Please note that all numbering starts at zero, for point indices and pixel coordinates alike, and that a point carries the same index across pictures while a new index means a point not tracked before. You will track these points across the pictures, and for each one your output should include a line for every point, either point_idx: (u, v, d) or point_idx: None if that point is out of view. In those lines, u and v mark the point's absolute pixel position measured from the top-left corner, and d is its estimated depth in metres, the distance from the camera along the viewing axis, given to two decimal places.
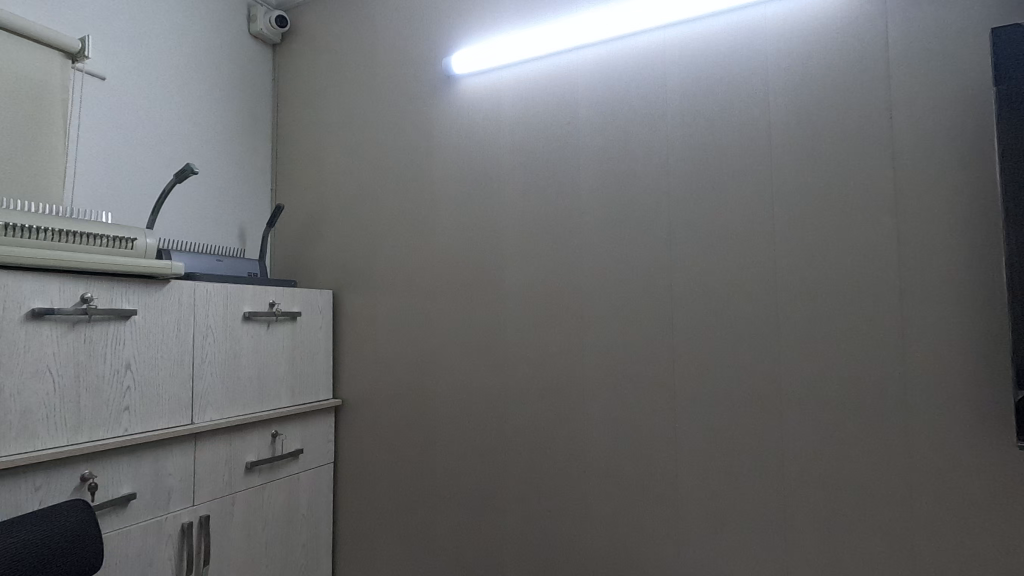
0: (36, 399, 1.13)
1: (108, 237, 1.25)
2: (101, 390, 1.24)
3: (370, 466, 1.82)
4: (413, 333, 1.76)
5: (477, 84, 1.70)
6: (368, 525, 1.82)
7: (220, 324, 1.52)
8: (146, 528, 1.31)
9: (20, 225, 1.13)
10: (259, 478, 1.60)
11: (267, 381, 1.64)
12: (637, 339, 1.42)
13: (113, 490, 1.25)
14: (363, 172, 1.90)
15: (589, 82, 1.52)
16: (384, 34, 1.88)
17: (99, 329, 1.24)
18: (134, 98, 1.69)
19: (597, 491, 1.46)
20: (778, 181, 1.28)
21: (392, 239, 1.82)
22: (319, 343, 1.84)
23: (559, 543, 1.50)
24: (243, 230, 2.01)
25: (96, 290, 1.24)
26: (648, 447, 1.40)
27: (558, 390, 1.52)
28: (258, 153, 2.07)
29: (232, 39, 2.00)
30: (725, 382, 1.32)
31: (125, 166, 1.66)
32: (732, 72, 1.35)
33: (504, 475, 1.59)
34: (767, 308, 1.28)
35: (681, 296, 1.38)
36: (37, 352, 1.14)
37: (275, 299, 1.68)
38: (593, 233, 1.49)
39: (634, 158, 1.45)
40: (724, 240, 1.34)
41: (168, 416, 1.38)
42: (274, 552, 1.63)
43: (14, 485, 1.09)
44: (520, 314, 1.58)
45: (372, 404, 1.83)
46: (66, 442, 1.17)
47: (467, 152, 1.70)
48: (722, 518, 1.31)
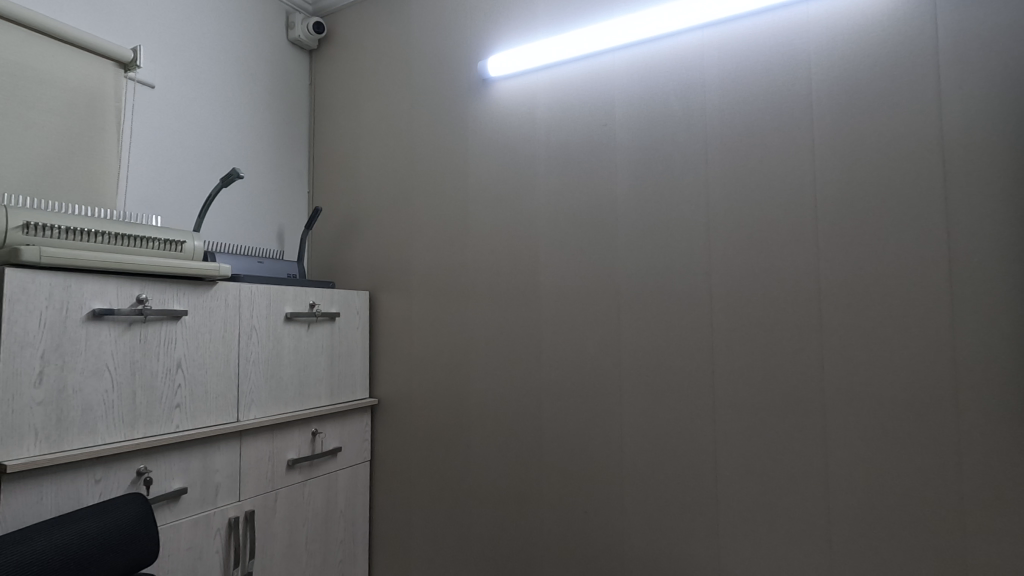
0: (96, 397, 1.18)
1: (159, 240, 1.31)
2: (154, 388, 1.28)
3: (406, 464, 1.85)
4: (449, 333, 1.78)
5: (513, 87, 1.71)
6: (404, 521, 1.84)
7: (264, 325, 1.56)
8: (195, 522, 1.35)
9: (81, 229, 1.18)
10: (300, 475, 1.63)
11: (308, 380, 1.68)
12: (676, 340, 1.42)
13: (166, 485, 1.30)
14: (399, 173, 1.93)
15: (626, 84, 1.52)
16: (420, 37, 1.91)
17: (153, 329, 1.29)
18: (180, 105, 1.74)
19: (634, 493, 1.45)
20: (822, 181, 1.27)
21: (428, 239, 1.85)
22: (356, 343, 1.88)
23: (595, 544, 1.50)
24: (282, 232, 2.05)
25: (151, 291, 1.28)
26: (688, 449, 1.39)
27: (596, 392, 1.52)
28: (296, 158, 2.12)
29: (271, 46, 2.05)
30: (768, 383, 1.31)
31: (174, 171, 1.71)
32: (772, 72, 1.33)
33: (541, 474, 1.59)
34: (810, 308, 1.27)
35: (721, 297, 1.37)
36: (96, 352, 1.18)
37: (315, 300, 1.72)
38: (629, 233, 1.49)
39: (671, 158, 1.44)
40: (766, 241, 1.32)
41: (215, 414, 1.42)
42: (313, 548, 1.66)
43: (76, 478, 1.14)
44: (555, 315, 1.59)
45: (408, 403, 1.86)
46: (122, 438, 1.22)
47: (502, 154, 1.71)
48: (763, 521, 1.29)
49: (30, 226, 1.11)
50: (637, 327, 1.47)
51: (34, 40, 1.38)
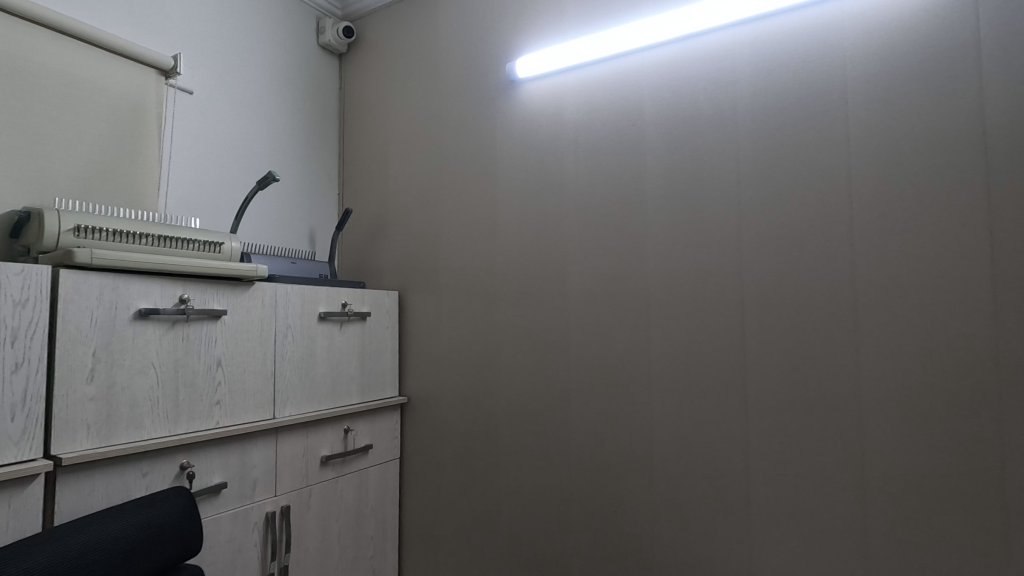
0: (142, 393, 1.22)
1: (199, 242, 1.35)
2: (196, 385, 1.32)
3: (435, 462, 1.88)
4: (478, 332, 1.80)
5: (541, 88, 1.72)
6: (433, 519, 1.87)
7: (299, 324, 1.59)
8: (235, 516, 1.39)
9: (126, 231, 1.23)
10: (333, 471, 1.67)
11: (340, 378, 1.72)
12: (707, 340, 1.41)
13: (206, 479, 1.34)
14: (427, 174, 1.95)
15: (655, 83, 1.52)
16: (448, 40, 1.93)
17: (194, 328, 1.32)
18: (217, 109, 1.78)
19: (664, 493, 1.45)
20: (858, 180, 1.25)
21: (456, 239, 1.87)
22: (386, 342, 1.90)
23: (625, 544, 1.50)
24: (313, 234, 2.10)
25: (192, 292, 1.32)
26: (720, 449, 1.38)
27: (625, 392, 1.52)
28: (326, 161, 2.16)
29: (303, 51, 2.09)
30: (802, 383, 1.29)
31: (211, 175, 1.76)
32: (806, 70, 1.32)
33: (570, 474, 1.60)
34: (846, 306, 1.25)
35: (753, 297, 1.36)
36: (142, 350, 1.22)
37: (347, 300, 1.76)
38: (659, 233, 1.49)
39: (702, 157, 1.44)
40: (799, 240, 1.31)
41: (253, 410, 1.45)
42: (345, 543, 1.69)
43: (124, 472, 1.18)
44: (584, 314, 1.60)
45: (437, 402, 1.88)
46: (167, 433, 1.26)
47: (530, 155, 1.72)
48: (797, 523, 1.28)
49: (80, 229, 1.16)
50: (667, 327, 1.47)
51: (82, 50, 1.44)
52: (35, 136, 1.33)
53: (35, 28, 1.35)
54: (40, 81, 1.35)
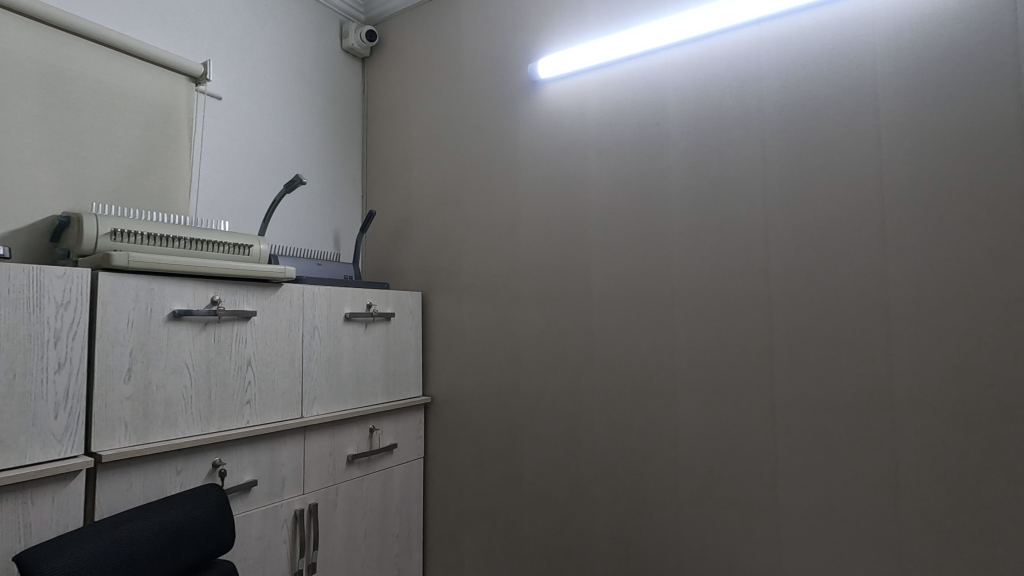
0: (176, 392, 1.25)
1: (229, 245, 1.38)
2: (227, 384, 1.35)
3: (459, 461, 1.89)
4: (501, 332, 1.81)
5: (563, 88, 1.72)
6: (457, 518, 1.88)
7: (325, 324, 1.62)
8: (265, 513, 1.42)
9: (160, 235, 1.26)
10: (358, 470, 1.69)
11: (365, 378, 1.74)
12: (734, 339, 1.40)
13: (237, 477, 1.37)
14: (450, 175, 1.96)
15: (679, 82, 1.51)
16: (470, 41, 1.94)
17: (226, 329, 1.35)
18: (244, 114, 1.82)
19: (690, 494, 1.44)
20: (889, 176, 1.23)
21: (478, 240, 1.88)
22: (409, 342, 1.92)
23: (651, 545, 1.49)
24: (337, 235, 2.12)
25: (223, 293, 1.35)
26: (748, 450, 1.36)
27: (650, 392, 1.52)
28: (350, 163, 2.19)
29: (327, 55, 2.13)
30: (831, 384, 1.27)
31: (240, 178, 1.79)
32: (835, 65, 1.30)
33: (594, 474, 1.60)
34: (877, 305, 1.23)
35: (780, 296, 1.34)
36: (176, 350, 1.25)
37: (371, 300, 1.78)
38: (683, 232, 1.48)
39: (727, 155, 1.42)
40: (828, 239, 1.29)
41: (282, 410, 1.48)
42: (371, 541, 1.71)
43: (159, 469, 1.21)
44: (607, 314, 1.60)
45: (460, 402, 1.89)
46: (200, 432, 1.29)
47: (552, 155, 1.73)
48: (827, 526, 1.26)
49: (117, 233, 1.20)
50: (692, 327, 1.46)
51: (116, 58, 1.48)
52: (73, 143, 1.38)
53: (72, 39, 1.39)
54: (77, 90, 1.39)
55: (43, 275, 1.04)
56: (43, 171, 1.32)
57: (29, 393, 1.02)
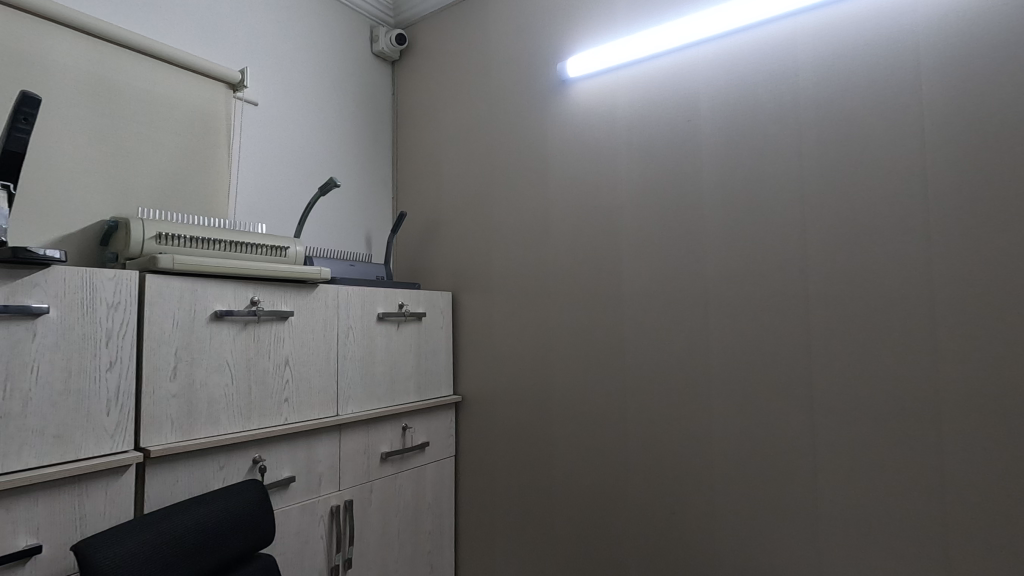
0: (218, 390, 1.29)
1: (266, 247, 1.41)
2: (266, 383, 1.39)
3: (490, 460, 1.90)
4: (531, 331, 1.81)
5: (591, 86, 1.72)
6: (489, 516, 1.89)
7: (359, 324, 1.65)
8: (303, 508, 1.45)
9: (201, 238, 1.30)
10: (392, 468, 1.71)
11: (397, 377, 1.76)
12: (770, 338, 1.37)
13: (276, 473, 1.40)
14: (479, 175, 1.98)
15: (710, 77, 1.49)
16: (498, 42, 1.95)
17: (264, 329, 1.38)
18: (279, 119, 1.86)
19: (726, 496, 1.42)
20: (933, 170, 1.19)
21: (508, 240, 1.88)
22: (440, 342, 1.94)
23: (685, 547, 1.48)
24: (369, 237, 2.16)
25: (262, 294, 1.38)
26: (785, 451, 1.34)
27: (683, 391, 1.50)
28: (381, 165, 2.23)
29: (358, 59, 2.16)
30: (873, 384, 1.24)
31: (275, 182, 1.84)
32: (875, 56, 1.26)
33: (626, 474, 1.59)
34: (921, 302, 1.19)
35: (818, 294, 1.31)
36: (218, 349, 1.29)
37: (403, 300, 1.80)
38: (716, 229, 1.46)
39: (762, 151, 1.40)
40: (869, 235, 1.25)
41: (318, 408, 1.51)
42: (404, 538, 1.74)
43: (203, 464, 1.25)
44: (639, 312, 1.58)
45: (491, 401, 1.90)
46: (241, 429, 1.33)
47: (582, 154, 1.72)
48: (869, 530, 1.23)
49: (162, 237, 1.24)
50: (727, 326, 1.43)
51: (159, 68, 1.53)
52: (119, 150, 1.43)
53: (118, 50, 1.45)
54: (123, 100, 1.45)
55: (96, 277, 1.09)
56: (92, 177, 1.37)
57: (84, 390, 1.06)
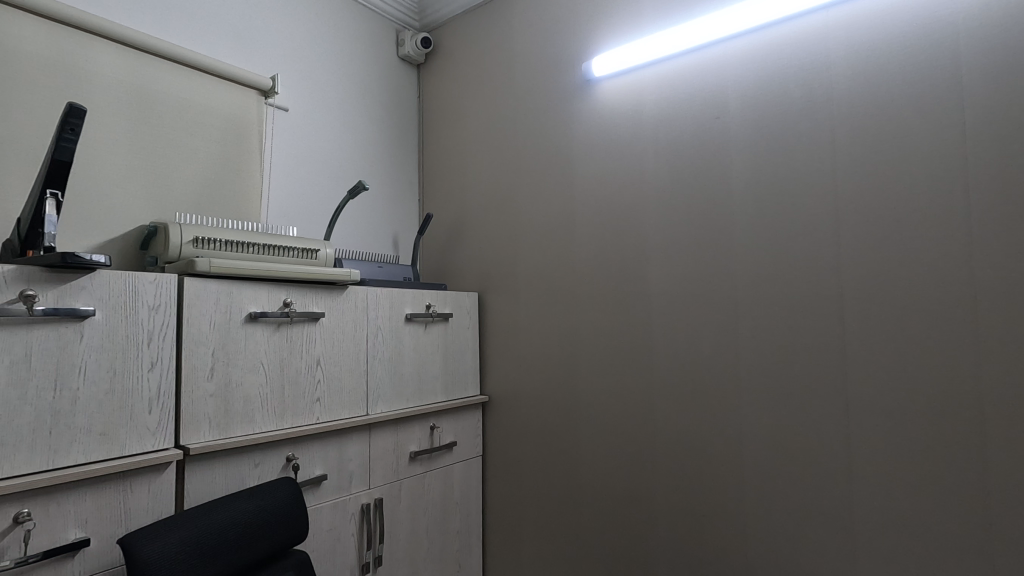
0: (253, 390, 1.32)
1: (298, 249, 1.45)
2: (299, 383, 1.42)
3: (517, 460, 1.90)
4: (558, 332, 1.81)
5: (617, 85, 1.71)
6: (516, 516, 1.90)
7: (387, 325, 1.67)
8: (335, 506, 1.48)
9: (235, 241, 1.34)
10: (421, 467, 1.73)
11: (425, 377, 1.78)
12: (802, 338, 1.34)
13: (309, 471, 1.43)
14: (504, 175, 1.99)
15: (739, 74, 1.47)
16: (523, 42, 1.96)
17: (297, 329, 1.41)
18: (309, 124, 1.90)
19: (757, 498, 1.40)
20: (974, 164, 1.15)
21: (534, 240, 1.89)
22: (466, 342, 1.96)
23: (716, 550, 1.46)
24: (396, 239, 2.19)
25: (294, 296, 1.41)
26: (819, 454, 1.31)
27: (712, 392, 1.48)
28: (407, 168, 2.25)
29: (385, 63, 2.19)
30: (912, 385, 1.20)
31: (306, 186, 1.88)
32: (911, 49, 1.23)
33: (655, 475, 1.58)
34: (962, 301, 1.15)
35: (853, 293, 1.28)
36: (253, 350, 1.33)
37: (430, 301, 1.82)
38: (746, 228, 1.44)
39: (793, 148, 1.37)
40: (905, 232, 1.22)
41: (349, 407, 1.54)
42: (433, 537, 1.76)
43: (239, 461, 1.29)
44: (667, 312, 1.57)
45: (518, 401, 1.91)
46: (275, 427, 1.36)
47: (608, 153, 1.72)
48: (909, 535, 1.19)
49: (198, 241, 1.28)
50: (757, 326, 1.41)
51: (195, 77, 1.58)
52: (158, 157, 1.48)
53: (155, 60, 1.50)
54: (161, 108, 1.50)
55: (138, 280, 1.13)
56: (132, 184, 1.42)
57: (126, 389, 1.10)
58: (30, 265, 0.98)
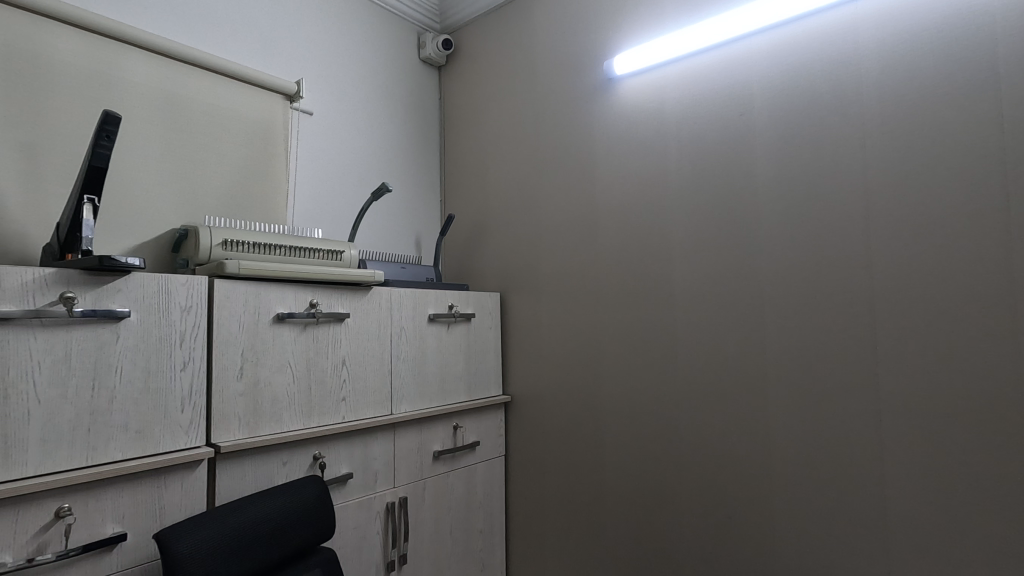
0: (281, 389, 1.34)
1: (323, 251, 1.47)
2: (325, 382, 1.44)
3: (540, 460, 1.90)
4: (580, 332, 1.81)
5: (639, 84, 1.69)
6: (539, 516, 1.90)
7: (411, 325, 1.68)
8: (360, 504, 1.49)
9: (263, 243, 1.36)
10: (444, 466, 1.74)
11: (448, 377, 1.79)
12: (832, 338, 1.32)
13: (335, 469, 1.45)
14: (526, 175, 1.99)
15: (765, 70, 1.45)
16: (544, 42, 1.95)
17: (322, 330, 1.43)
18: (333, 127, 1.93)
19: (785, 501, 1.37)
20: (1012, 158, 1.11)
21: (556, 240, 1.88)
22: (489, 342, 1.96)
23: (743, 552, 1.44)
24: (419, 240, 2.20)
25: (320, 297, 1.44)
26: (850, 456, 1.28)
27: (739, 393, 1.46)
28: (429, 169, 2.27)
29: (406, 66, 2.21)
30: (947, 386, 1.17)
31: (332, 189, 1.90)
32: (945, 40, 1.19)
33: (680, 476, 1.56)
34: (1000, 299, 1.12)
35: (884, 292, 1.25)
36: (281, 350, 1.35)
37: (453, 301, 1.83)
38: (773, 226, 1.42)
39: (821, 145, 1.35)
40: (939, 229, 1.19)
41: (373, 406, 1.55)
42: (456, 536, 1.76)
43: (267, 459, 1.31)
44: (691, 311, 1.55)
45: (540, 401, 1.91)
46: (302, 426, 1.38)
47: (630, 152, 1.70)
48: (945, 540, 1.16)
49: (227, 243, 1.31)
50: (784, 325, 1.39)
51: (223, 83, 1.62)
52: (188, 162, 1.52)
53: (184, 67, 1.53)
54: (191, 114, 1.54)
55: (170, 282, 1.16)
56: (164, 188, 1.46)
57: (160, 389, 1.13)
58: (69, 268, 1.01)
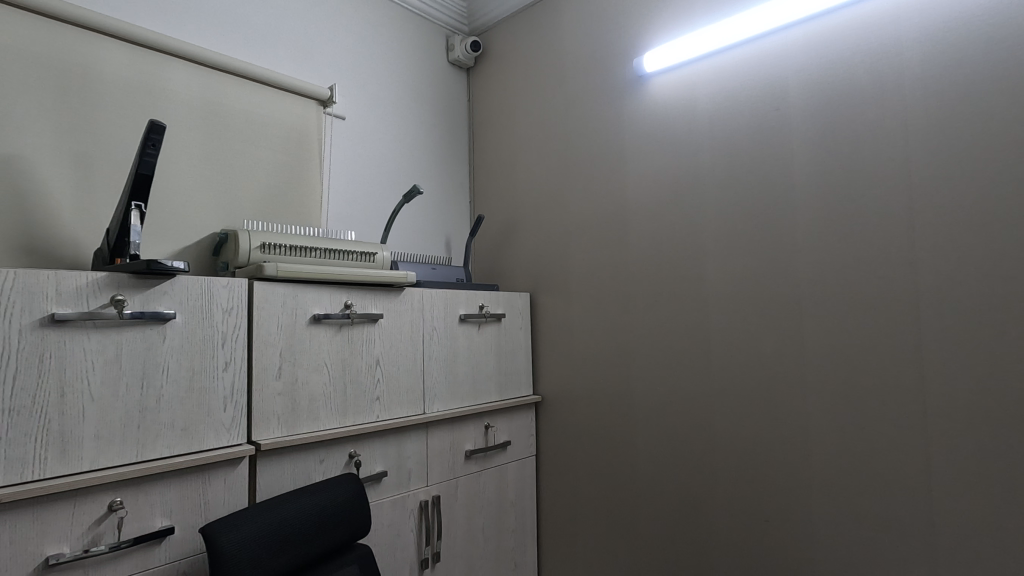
0: (318, 389, 1.37)
1: (357, 253, 1.49)
2: (360, 382, 1.46)
3: (572, 460, 1.90)
4: (611, 331, 1.80)
5: (670, 81, 1.68)
6: (571, 516, 1.89)
7: (442, 325, 1.70)
8: (394, 502, 1.52)
9: (299, 246, 1.40)
10: (476, 465, 1.76)
11: (479, 376, 1.80)
12: (874, 338, 1.28)
13: (370, 467, 1.47)
14: (555, 175, 1.98)
15: (800, 63, 1.41)
16: (573, 41, 1.95)
17: (357, 330, 1.46)
18: (365, 131, 1.96)
19: (825, 504, 1.34)
20: None
21: (586, 239, 1.88)
22: (519, 342, 1.97)
23: (780, 556, 1.40)
24: (449, 241, 2.22)
25: (354, 298, 1.46)
26: (893, 458, 1.24)
27: (776, 393, 1.43)
28: (458, 170, 2.29)
29: (436, 69, 2.23)
30: (997, 387, 1.12)
31: (364, 192, 1.94)
32: (993, 27, 1.15)
33: (714, 477, 1.54)
34: None
35: (929, 290, 1.21)
36: (318, 350, 1.38)
37: (484, 302, 1.84)
38: (810, 223, 1.38)
39: (861, 139, 1.31)
40: (987, 223, 1.14)
41: (407, 405, 1.58)
42: (488, 535, 1.78)
43: (306, 457, 1.34)
44: (725, 310, 1.53)
45: (571, 401, 1.91)
46: (338, 425, 1.41)
47: (661, 149, 1.69)
48: (995, 547, 1.11)
49: (266, 246, 1.35)
50: (823, 324, 1.36)
51: (259, 90, 1.66)
52: (227, 168, 1.56)
53: (223, 76, 1.58)
54: (229, 121, 1.58)
55: (213, 284, 1.19)
56: (204, 194, 1.51)
57: (204, 388, 1.17)
58: (119, 272, 1.06)
